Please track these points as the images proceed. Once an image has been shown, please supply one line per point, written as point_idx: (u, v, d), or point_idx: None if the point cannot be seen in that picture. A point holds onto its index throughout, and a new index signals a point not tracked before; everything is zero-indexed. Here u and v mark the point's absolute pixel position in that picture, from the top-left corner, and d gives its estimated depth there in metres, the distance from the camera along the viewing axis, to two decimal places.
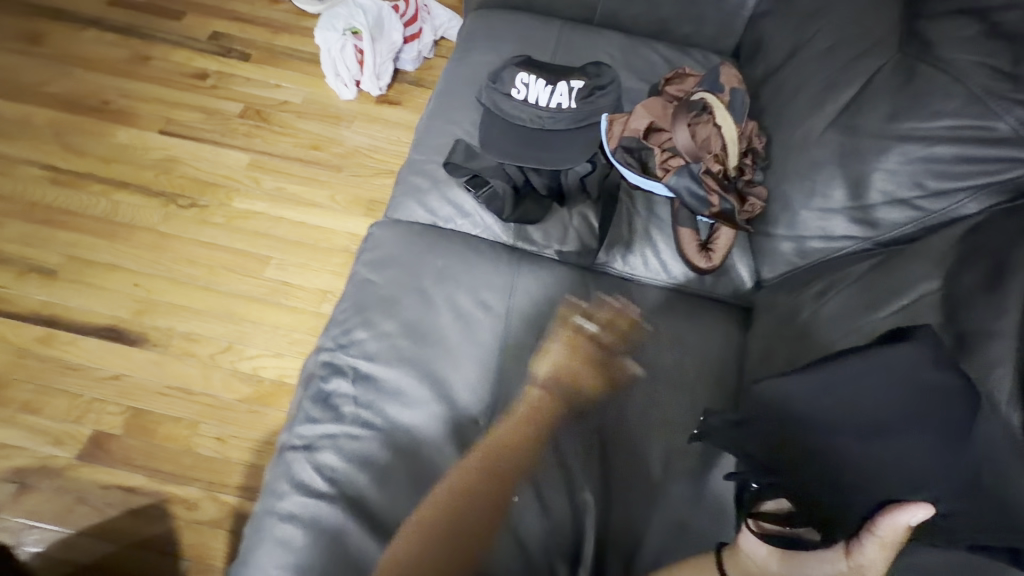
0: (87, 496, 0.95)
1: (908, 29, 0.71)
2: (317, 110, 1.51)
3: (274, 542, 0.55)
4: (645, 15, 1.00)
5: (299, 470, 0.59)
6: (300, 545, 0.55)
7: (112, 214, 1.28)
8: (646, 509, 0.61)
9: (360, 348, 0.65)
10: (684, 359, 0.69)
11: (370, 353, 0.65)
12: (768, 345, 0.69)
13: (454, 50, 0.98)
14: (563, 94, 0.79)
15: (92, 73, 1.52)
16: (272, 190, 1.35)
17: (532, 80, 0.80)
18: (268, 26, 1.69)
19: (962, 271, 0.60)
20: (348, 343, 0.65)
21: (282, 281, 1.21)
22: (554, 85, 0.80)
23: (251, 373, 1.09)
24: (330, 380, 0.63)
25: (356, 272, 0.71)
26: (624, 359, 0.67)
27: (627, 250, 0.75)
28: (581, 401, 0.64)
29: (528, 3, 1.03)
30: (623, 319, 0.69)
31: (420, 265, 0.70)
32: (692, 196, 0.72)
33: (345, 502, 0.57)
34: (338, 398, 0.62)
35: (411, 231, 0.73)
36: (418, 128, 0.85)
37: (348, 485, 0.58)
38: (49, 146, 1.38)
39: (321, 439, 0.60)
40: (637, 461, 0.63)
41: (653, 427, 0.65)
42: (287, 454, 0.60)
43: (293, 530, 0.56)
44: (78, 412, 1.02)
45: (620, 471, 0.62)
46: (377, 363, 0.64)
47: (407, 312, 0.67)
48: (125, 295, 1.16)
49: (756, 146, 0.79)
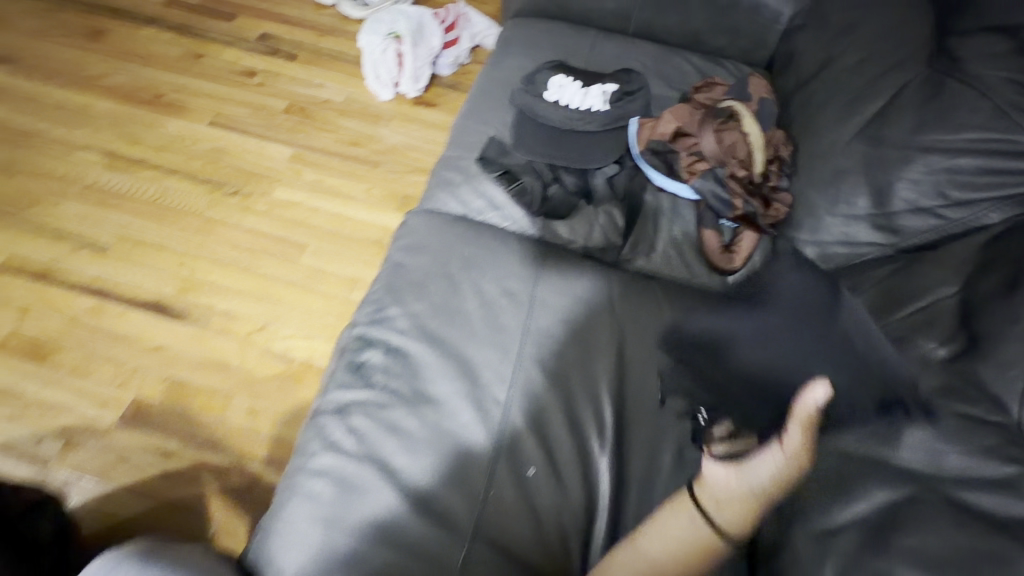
0: (129, 455, 1.02)
1: (939, 46, 0.73)
2: (357, 109, 1.58)
3: (302, 496, 0.58)
4: (678, 27, 1.04)
5: (330, 431, 0.62)
6: (328, 499, 0.57)
7: (160, 197, 1.34)
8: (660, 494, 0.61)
9: (392, 324, 0.68)
10: None
11: (401, 328, 0.68)
12: None
13: (492, 54, 1.02)
14: (596, 97, 0.84)
15: (146, 66, 1.59)
16: (311, 182, 1.42)
17: (567, 83, 0.85)
18: (314, 29, 1.77)
19: (981, 279, 0.62)
20: (381, 319, 0.69)
21: (317, 268, 1.28)
22: (587, 88, 0.85)
23: (284, 352, 1.16)
24: (362, 352, 0.66)
25: (391, 256, 0.75)
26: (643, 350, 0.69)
27: (650, 248, 0.77)
28: (600, 386, 0.66)
29: (564, 12, 1.08)
30: (642, 312, 0.71)
31: (452, 252, 0.74)
32: (717, 199, 0.75)
33: (371, 463, 0.59)
34: (369, 367, 0.65)
35: (444, 221, 0.77)
36: (456, 126, 0.90)
37: (374, 448, 0.60)
38: (103, 132, 1.44)
39: (351, 404, 0.63)
40: (653, 447, 0.64)
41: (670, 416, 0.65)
42: (319, 417, 0.63)
43: (321, 485, 0.58)
44: (123, 378, 1.09)
45: (637, 455, 0.63)
46: (407, 337, 0.67)
47: (438, 294, 0.70)
48: (171, 273, 1.23)
49: (783, 153, 0.80)
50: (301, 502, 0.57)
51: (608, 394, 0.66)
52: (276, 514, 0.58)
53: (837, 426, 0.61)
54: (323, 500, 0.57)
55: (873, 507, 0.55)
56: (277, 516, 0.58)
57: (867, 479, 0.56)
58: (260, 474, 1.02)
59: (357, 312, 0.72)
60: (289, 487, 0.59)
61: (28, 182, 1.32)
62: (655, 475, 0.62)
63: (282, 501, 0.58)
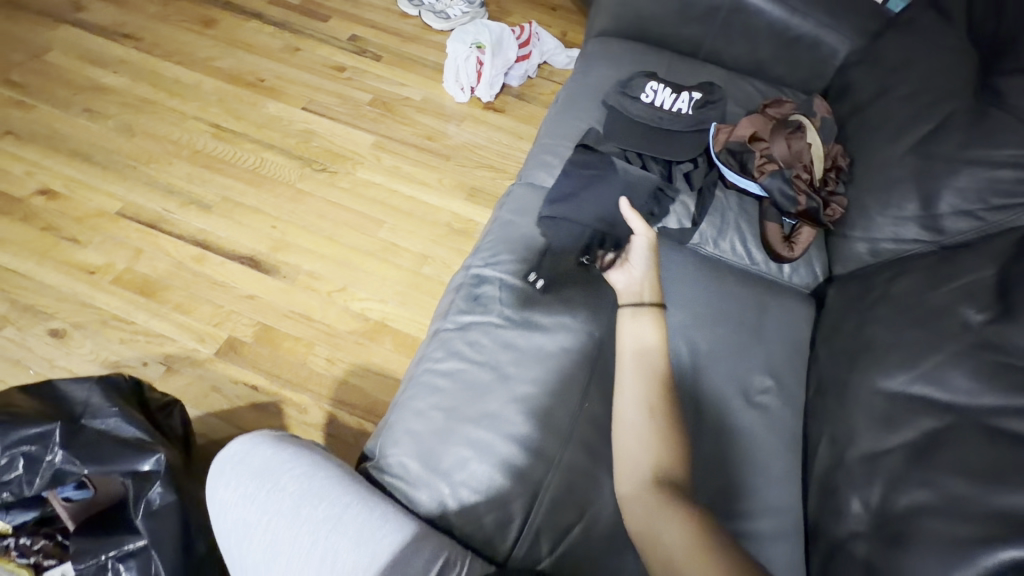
0: (221, 386, 1.14)
1: (984, 81, 0.85)
2: (434, 108, 1.73)
3: (430, 391, 0.69)
4: (745, 55, 1.17)
5: (452, 344, 0.73)
6: (453, 394, 0.68)
7: (258, 167, 1.50)
8: (731, 422, 0.71)
9: (504, 266, 0.80)
10: (766, 320, 0.82)
11: (511, 271, 0.80)
12: (841, 316, 0.82)
13: (580, 63, 1.16)
14: (684, 101, 0.97)
15: (250, 54, 1.77)
16: (389, 167, 1.56)
17: (660, 88, 0.98)
18: (398, 35, 1.94)
19: (1015, 262, 0.69)
20: (494, 262, 0.81)
21: (391, 242, 1.40)
22: (677, 94, 0.98)
23: (360, 312, 1.27)
24: (479, 285, 0.78)
25: (500, 216, 0.87)
26: (716, 309, 0.81)
27: (719, 234, 0.90)
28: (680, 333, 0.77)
29: (644, 34, 1.22)
30: (715, 282, 0.84)
31: (553, 217, 0.86)
32: (783, 196, 0.87)
33: (489, 371, 0.70)
34: (485, 298, 0.77)
35: (545, 194, 0.90)
36: (551, 119, 1.03)
37: (491, 359, 0.71)
38: (211, 106, 1.62)
39: (470, 324, 0.74)
40: (724, 386, 0.74)
41: (739, 365, 0.76)
42: (442, 333, 0.74)
43: (446, 383, 0.69)
44: (218, 319, 1.22)
45: (710, 391, 0.73)
46: (516, 278, 0.79)
47: (542, 248, 0.82)
48: (264, 233, 1.37)
49: (841, 164, 0.93)
50: (427, 394, 0.68)
51: (684, 341, 0.77)
52: (404, 402, 0.69)
53: (886, 370, 0.70)
54: (447, 395, 0.68)
55: (919, 434, 0.64)
56: (406, 404, 0.68)
57: (912, 413, 0.66)
58: (334, 415, 1.14)
59: (470, 255, 0.84)
60: (414, 383, 0.70)
61: (147, 143, 1.50)
62: (724, 409, 0.72)
63: (412, 395, 0.69)
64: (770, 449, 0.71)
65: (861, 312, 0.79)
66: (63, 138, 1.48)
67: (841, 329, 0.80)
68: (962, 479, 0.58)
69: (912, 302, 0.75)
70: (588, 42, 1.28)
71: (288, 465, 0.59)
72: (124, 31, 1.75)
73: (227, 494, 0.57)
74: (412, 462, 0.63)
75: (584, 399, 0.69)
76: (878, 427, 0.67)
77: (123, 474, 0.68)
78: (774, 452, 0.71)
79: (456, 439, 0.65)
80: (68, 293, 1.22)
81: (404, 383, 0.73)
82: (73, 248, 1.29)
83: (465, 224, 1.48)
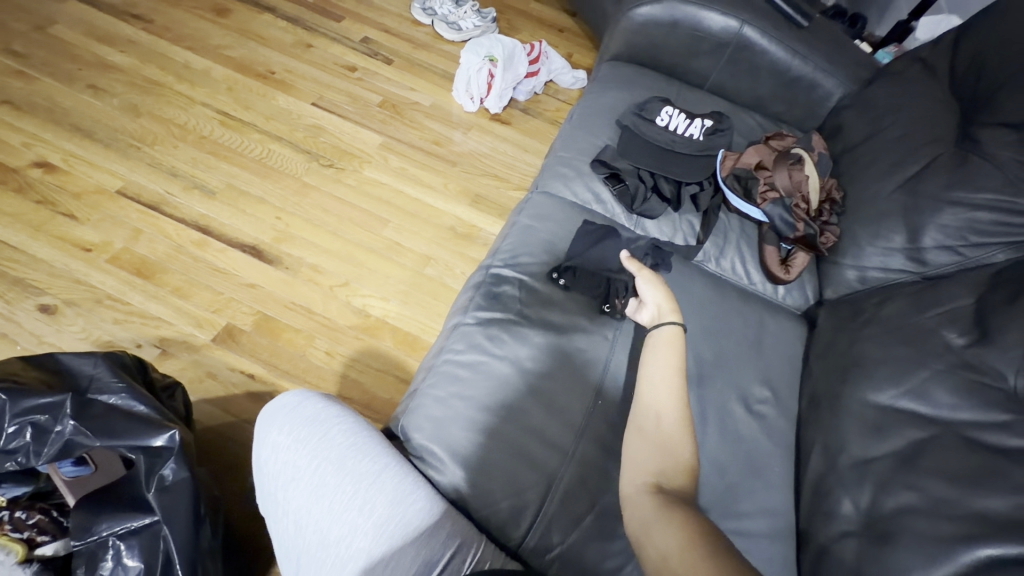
0: (217, 372, 1.13)
1: (965, 131, 0.93)
2: (442, 115, 1.77)
3: (451, 381, 0.71)
4: (747, 90, 1.25)
5: (473, 337, 0.75)
6: (474, 384, 0.70)
7: (265, 158, 1.50)
8: (730, 429, 0.76)
9: (524, 267, 0.84)
10: (763, 335, 0.88)
11: (531, 272, 0.83)
12: (833, 335, 0.88)
13: (595, 84, 1.22)
14: (696, 128, 1.03)
15: (262, 46, 1.78)
16: (396, 168, 1.59)
17: (675, 113, 1.04)
18: (410, 42, 1.98)
19: (991, 294, 0.77)
20: (515, 262, 0.84)
21: (396, 241, 1.42)
22: (690, 120, 1.04)
23: (362, 308, 1.28)
24: (500, 284, 0.81)
25: (519, 220, 0.91)
26: (719, 321, 0.86)
27: (721, 254, 0.96)
28: (686, 343, 0.82)
29: (655, 62, 1.29)
30: (719, 297, 0.89)
31: (572, 227, 0.91)
32: (783, 222, 0.93)
33: (509, 364, 0.73)
34: (505, 295, 0.80)
35: (562, 204, 0.94)
36: (566, 134, 1.08)
37: (511, 354, 0.74)
38: (220, 95, 1.61)
39: (491, 320, 0.77)
40: (725, 395, 0.79)
41: (739, 375, 0.82)
42: (463, 327, 0.77)
43: (467, 374, 0.72)
44: (217, 305, 1.21)
45: (712, 398, 0.78)
46: (536, 279, 0.83)
47: (560, 254, 0.87)
48: (268, 223, 1.37)
49: (834, 196, 1.01)
50: (449, 383, 0.71)
51: (691, 349, 0.81)
52: (425, 389, 0.71)
53: (875, 385, 0.76)
54: (468, 384, 0.70)
55: (906, 442, 0.70)
56: (427, 391, 0.70)
57: (899, 425, 0.72)
58: None
59: (489, 256, 0.87)
60: (434, 372, 0.73)
61: (152, 125, 1.48)
62: (726, 416, 0.77)
63: (432, 383, 0.71)
64: (766, 457, 0.76)
65: (851, 331, 0.85)
66: (65, 113, 1.45)
67: (833, 345, 0.86)
68: (946, 484, 0.63)
69: (899, 325, 0.81)
70: (600, 65, 1.34)
71: (335, 421, 0.62)
72: (134, 12, 1.73)
73: (279, 439, 0.60)
74: (432, 446, 0.65)
75: (598, 396, 0.73)
76: (869, 435, 0.73)
77: (131, 449, 0.66)
78: (770, 460, 0.76)
79: (476, 427, 0.67)
80: (62, 269, 1.19)
81: (422, 372, 0.75)
82: (70, 224, 1.26)
83: (469, 229, 1.50)
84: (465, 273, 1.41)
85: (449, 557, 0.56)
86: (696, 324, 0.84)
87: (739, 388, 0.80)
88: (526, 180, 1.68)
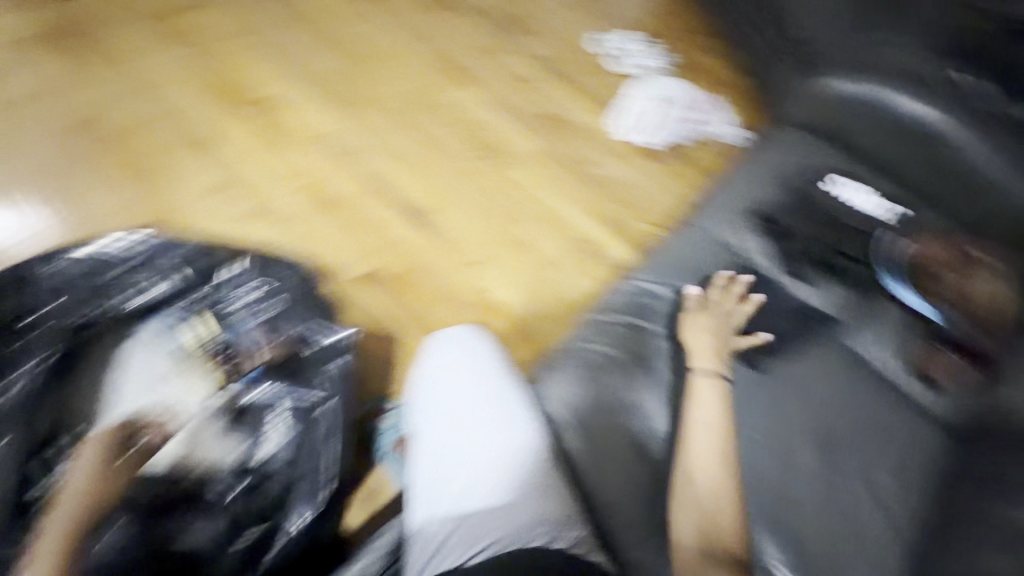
0: (358, 306, 1.34)
1: None
2: (594, 130, 1.70)
3: (575, 373, 1.04)
4: (927, 187, 1.21)
5: (596, 347, 1.06)
6: (590, 379, 1.03)
7: (426, 137, 1.61)
8: (790, 476, 0.95)
9: (647, 309, 1.11)
10: (869, 417, 0.99)
11: (651, 314, 1.10)
12: (931, 455, 0.97)
13: (762, 143, 1.30)
14: (883, 208, 1.18)
15: (446, 27, 1.83)
16: (539, 173, 1.60)
17: (862, 192, 1.20)
18: (584, 34, 1.86)
19: None
20: (641, 304, 1.11)
21: (524, 243, 1.48)
22: (876, 200, 1.19)
23: (481, 290, 1.40)
24: (624, 318, 1.10)
25: (653, 269, 1.17)
26: (820, 395, 1.00)
27: (873, 326, 1.06)
28: (778, 397, 1.01)
29: (832, 135, 1.30)
30: (830, 371, 1.02)
31: (704, 275, 1.13)
32: (948, 319, 1.04)
33: (615, 374, 1.03)
34: (625, 326, 1.09)
35: (699, 258, 1.15)
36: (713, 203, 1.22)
37: (618, 368, 1.04)
38: (403, 67, 1.73)
39: (611, 342, 1.06)
40: (795, 451, 0.97)
41: (819, 442, 0.97)
42: (588, 341, 1.07)
43: (588, 372, 1.03)
44: (372, 253, 1.42)
45: (781, 449, 0.97)
46: (652, 321, 1.09)
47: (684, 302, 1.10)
48: (422, 194, 1.52)
49: (1006, 309, 1.02)
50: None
51: (779, 407, 1.00)
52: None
53: (986, 498, 0.82)
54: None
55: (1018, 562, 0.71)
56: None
57: (995, 543, 0.76)
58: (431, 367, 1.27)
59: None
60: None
61: (351, 85, 1.67)
62: (792, 467, 0.95)
63: (562, 370, 1.05)
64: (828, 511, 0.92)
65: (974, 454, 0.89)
66: (289, 61, 1.69)
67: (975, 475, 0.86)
68: None
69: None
70: (774, 124, 1.39)
71: (489, 378, 0.92)
72: None
73: (445, 381, 0.91)
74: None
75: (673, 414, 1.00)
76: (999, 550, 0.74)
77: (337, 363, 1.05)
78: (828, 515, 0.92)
79: (587, 406, 1.00)
80: (264, 190, 1.48)
81: (552, 363, 1.07)
82: (275, 155, 1.53)
83: (595, 250, 1.51)
84: (579, 290, 1.44)
85: (546, 536, 0.79)
86: (794, 388, 1.01)
87: (818, 450, 0.97)
88: (666, 217, 1.59)
